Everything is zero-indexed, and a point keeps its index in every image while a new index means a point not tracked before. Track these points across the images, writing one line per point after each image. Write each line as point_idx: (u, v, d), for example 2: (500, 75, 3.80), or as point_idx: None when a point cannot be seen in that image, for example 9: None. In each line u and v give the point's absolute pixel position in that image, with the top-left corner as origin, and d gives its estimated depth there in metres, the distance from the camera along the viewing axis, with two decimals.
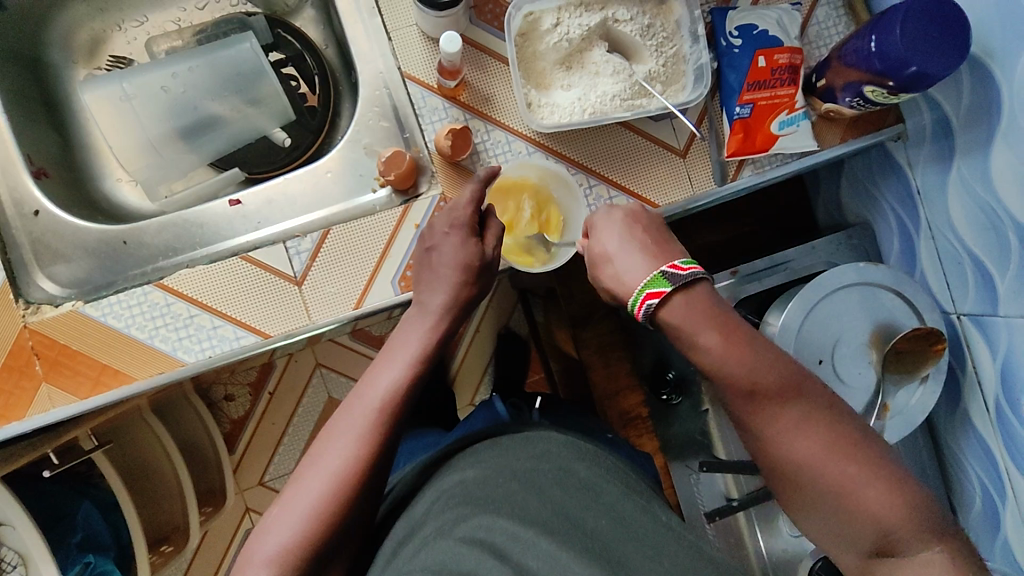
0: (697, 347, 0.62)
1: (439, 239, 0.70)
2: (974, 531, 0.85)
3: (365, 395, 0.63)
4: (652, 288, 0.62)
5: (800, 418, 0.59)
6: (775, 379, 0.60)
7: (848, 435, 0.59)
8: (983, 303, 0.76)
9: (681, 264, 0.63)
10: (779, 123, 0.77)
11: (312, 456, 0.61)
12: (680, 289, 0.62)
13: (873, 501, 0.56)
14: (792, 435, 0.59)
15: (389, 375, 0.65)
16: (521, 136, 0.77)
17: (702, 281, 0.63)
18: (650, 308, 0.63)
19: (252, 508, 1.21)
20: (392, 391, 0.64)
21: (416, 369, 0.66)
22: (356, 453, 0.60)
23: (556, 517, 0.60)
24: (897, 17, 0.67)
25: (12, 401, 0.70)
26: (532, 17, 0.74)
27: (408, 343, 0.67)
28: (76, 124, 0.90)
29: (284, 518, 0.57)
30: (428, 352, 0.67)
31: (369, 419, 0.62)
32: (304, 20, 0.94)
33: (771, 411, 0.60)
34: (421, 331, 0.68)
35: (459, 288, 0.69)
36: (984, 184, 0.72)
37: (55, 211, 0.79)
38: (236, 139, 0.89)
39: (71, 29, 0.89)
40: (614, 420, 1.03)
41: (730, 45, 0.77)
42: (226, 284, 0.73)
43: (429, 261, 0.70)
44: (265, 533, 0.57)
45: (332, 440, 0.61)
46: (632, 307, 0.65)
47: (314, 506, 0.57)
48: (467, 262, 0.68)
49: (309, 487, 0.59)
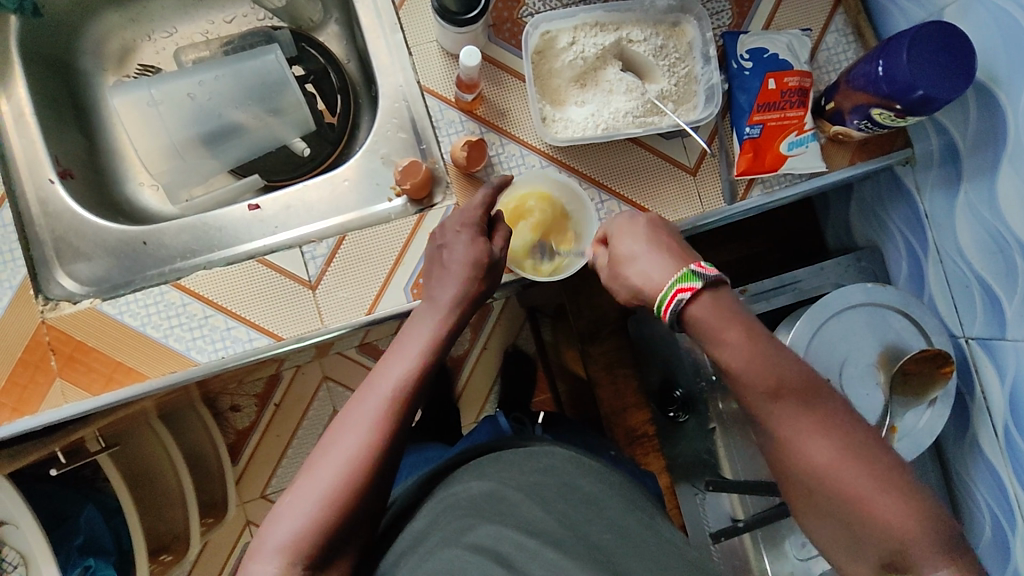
0: (716, 351, 0.61)
1: (450, 237, 0.71)
2: (984, 560, 0.84)
3: (376, 386, 0.64)
4: (684, 283, 0.62)
5: (803, 406, 0.59)
6: (792, 401, 0.59)
7: (858, 441, 0.58)
8: (992, 326, 0.76)
9: (706, 265, 0.64)
10: (788, 144, 0.79)
11: (323, 445, 0.61)
12: (710, 287, 0.62)
13: (881, 498, 0.55)
14: (805, 424, 0.58)
15: (401, 366, 0.65)
16: (535, 150, 0.78)
17: (727, 284, 0.63)
18: (681, 302, 0.62)
19: (253, 521, 1.20)
20: (403, 380, 0.64)
21: (427, 360, 0.66)
22: (368, 442, 0.60)
23: (558, 529, 0.59)
24: (904, 43, 0.68)
25: (26, 395, 0.71)
26: (549, 36, 0.77)
27: (419, 336, 0.68)
28: (102, 129, 0.92)
29: (295, 507, 0.58)
30: (437, 345, 0.68)
31: (380, 410, 0.62)
32: (329, 36, 0.97)
33: (782, 412, 0.59)
34: (431, 324, 0.69)
35: (469, 284, 0.70)
36: (990, 208, 0.73)
37: (78, 211, 0.81)
38: (257, 147, 0.91)
39: (103, 38, 0.92)
40: (620, 437, 1.03)
41: (741, 67, 0.79)
42: (243, 285, 0.74)
43: (439, 259, 0.72)
44: (276, 521, 0.58)
45: (344, 430, 0.62)
46: (659, 304, 0.64)
47: (327, 494, 0.58)
48: (477, 259, 0.69)
49: (320, 476, 0.59)
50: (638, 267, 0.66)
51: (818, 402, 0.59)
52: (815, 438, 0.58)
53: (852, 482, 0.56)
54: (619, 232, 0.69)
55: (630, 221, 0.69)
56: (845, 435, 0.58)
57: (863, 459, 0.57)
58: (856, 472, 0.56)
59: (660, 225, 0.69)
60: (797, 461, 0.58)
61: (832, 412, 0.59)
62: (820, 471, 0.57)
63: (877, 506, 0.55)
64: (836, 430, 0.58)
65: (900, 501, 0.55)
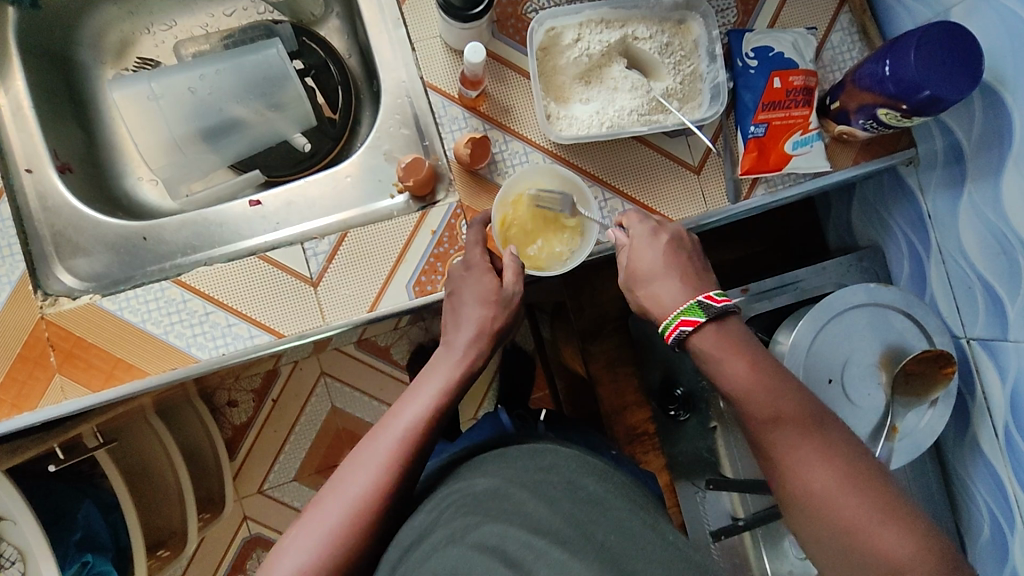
0: (723, 374, 0.62)
1: (458, 280, 0.72)
2: (981, 558, 0.84)
3: (390, 425, 0.64)
4: (688, 316, 0.64)
5: (805, 433, 0.59)
6: (793, 411, 0.60)
7: (862, 470, 0.58)
8: (994, 327, 0.76)
9: (715, 295, 0.65)
10: (793, 143, 0.79)
11: (334, 481, 0.61)
12: (714, 319, 0.64)
13: (884, 528, 0.55)
14: (810, 451, 0.58)
15: (415, 407, 0.65)
16: (538, 147, 0.78)
17: (734, 314, 0.65)
18: (682, 334, 0.64)
19: (250, 516, 1.20)
20: (416, 421, 0.64)
21: (442, 402, 0.66)
22: (377, 482, 0.60)
23: (566, 528, 0.58)
24: (912, 43, 0.68)
25: (25, 392, 0.71)
26: (554, 32, 0.76)
27: (439, 376, 0.68)
28: (100, 124, 0.91)
29: (303, 540, 0.58)
30: (453, 387, 0.67)
31: (397, 448, 0.62)
32: (330, 30, 0.96)
33: (788, 440, 0.59)
34: (447, 367, 0.68)
35: (483, 323, 0.70)
36: (995, 209, 0.73)
37: (77, 206, 0.80)
38: (258, 142, 0.90)
39: (101, 31, 0.91)
40: (621, 436, 1.02)
41: (746, 66, 0.79)
42: (244, 282, 0.74)
43: (450, 303, 0.72)
44: (283, 555, 0.58)
45: (355, 467, 0.62)
46: (664, 330, 0.66)
47: (333, 532, 0.58)
48: (487, 295, 0.70)
49: (327, 512, 0.59)
50: (652, 289, 0.67)
51: (824, 432, 0.59)
52: (817, 467, 0.58)
53: (856, 511, 0.56)
54: (639, 245, 0.69)
55: (650, 234, 0.69)
56: (847, 464, 0.58)
57: (866, 485, 0.57)
58: (860, 501, 0.56)
59: (682, 240, 0.70)
60: (799, 487, 0.58)
61: (837, 441, 0.59)
62: (822, 501, 0.57)
63: (880, 537, 0.54)
64: (838, 460, 0.58)
65: (904, 530, 0.55)
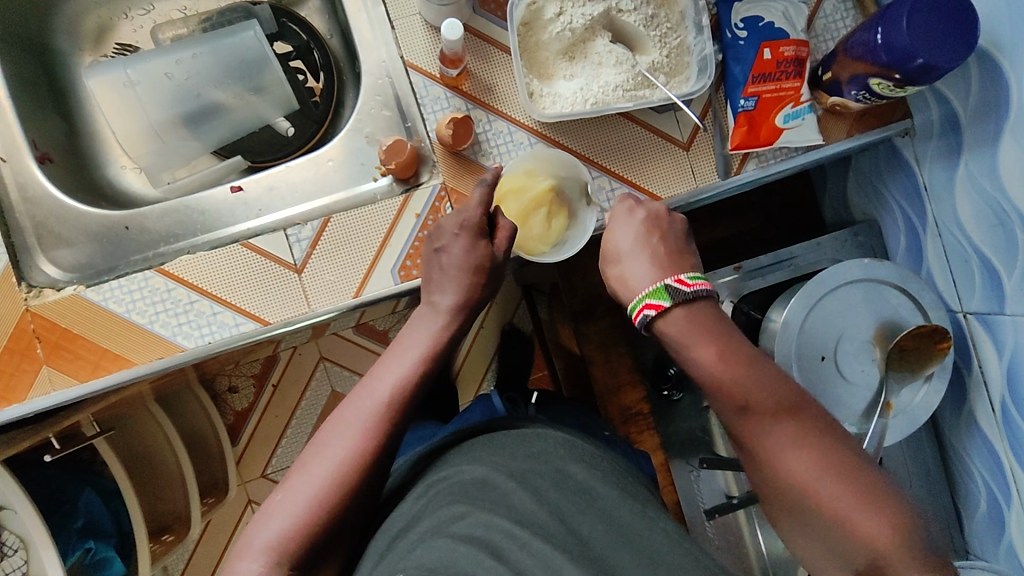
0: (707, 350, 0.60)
1: (449, 240, 0.70)
2: (977, 533, 0.84)
3: (372, 389, 0.64)
4: (653, 299, 0.63)
5: (790, 422, 0.58)
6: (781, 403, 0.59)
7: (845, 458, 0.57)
8: (991, 301, 0.74)
9: (687, 278, 0.63)
10: (784, 116, 0.77)
11: (317, 445, 0.62)
12: (683, 303, 0.62)
13: (862, 518, 0.54)
14: (792, 438, 0.58)
15: (398, 370, 0.65)
16: (523, 126, 0.76)
17: (704, 299, 0.63)
18: (647, 316, 0.63)
19: (254, 499, 1.21)
20: (399, 383, 0.65)
21: (425, 366, 0.67)
22: (362, 445, 0.61)
23: (549, 519, 0.58)
24: (903, 9, 0.66)
25: (13, 383, 0.71)
26: (535, 7, 0.73)
27: (418, 340, 0.68)
28: (80, 112, 0.90)
29: (284, 505, 0.58)
30: (437, 352, 0.68)
31: (375, 414, 0.63)
32: (310, 10, 0.94)
33: (768, 423, 0.58)
34: (430, 329, 0.69)
35: (467, 293, 0.69)
36: (992, 180, 0.71)
37: (58, 196, 0.79)
38: (241, 126, 0.89)
39: (78, 16, 0.89)
40: (615, 416, 0.99)
41: (735, 37, 0.77)
42: (228, 269, 0.73)
43: (438, 262, 0.71)
44: (265, 520, 0.58)
45: (336, 430, 0.62)
46: (632, 310, 0.65)
47: (316, 495, 0.58)
48: (479, 265, 0.69)
49: (312, 475, 0.59)
50: (631, 276, 0.66)
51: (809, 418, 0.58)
52: (795, 453, 0.57)
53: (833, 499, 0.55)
54: (613, 224, 0.69)
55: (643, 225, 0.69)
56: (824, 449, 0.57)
57: (850, 468, 0.56)
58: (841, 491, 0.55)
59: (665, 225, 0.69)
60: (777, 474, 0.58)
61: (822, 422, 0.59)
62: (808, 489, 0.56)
63: (860, 518, 0.54)
64: (819, 446, 0.57)
65: (884, 509, 0.55)
